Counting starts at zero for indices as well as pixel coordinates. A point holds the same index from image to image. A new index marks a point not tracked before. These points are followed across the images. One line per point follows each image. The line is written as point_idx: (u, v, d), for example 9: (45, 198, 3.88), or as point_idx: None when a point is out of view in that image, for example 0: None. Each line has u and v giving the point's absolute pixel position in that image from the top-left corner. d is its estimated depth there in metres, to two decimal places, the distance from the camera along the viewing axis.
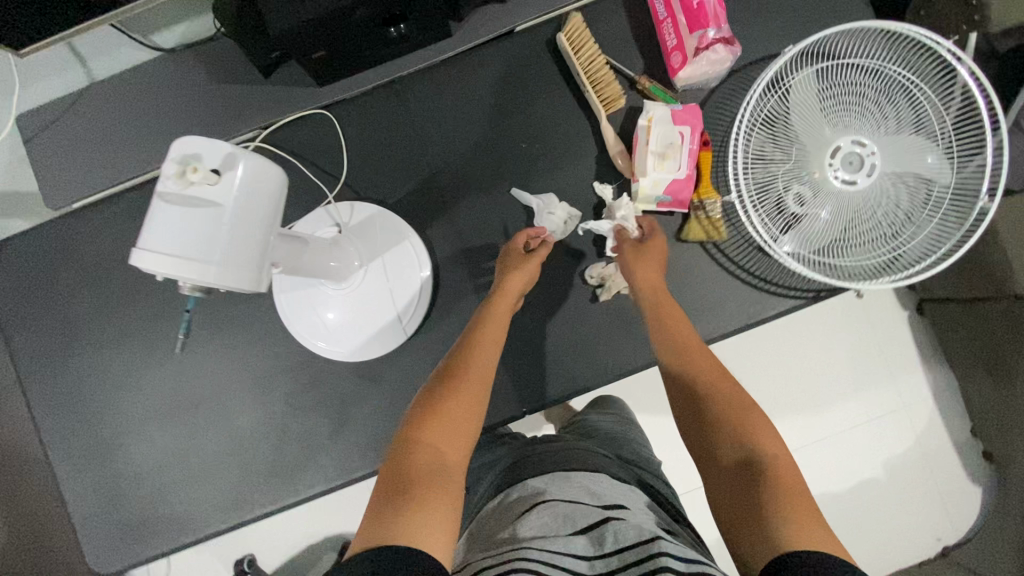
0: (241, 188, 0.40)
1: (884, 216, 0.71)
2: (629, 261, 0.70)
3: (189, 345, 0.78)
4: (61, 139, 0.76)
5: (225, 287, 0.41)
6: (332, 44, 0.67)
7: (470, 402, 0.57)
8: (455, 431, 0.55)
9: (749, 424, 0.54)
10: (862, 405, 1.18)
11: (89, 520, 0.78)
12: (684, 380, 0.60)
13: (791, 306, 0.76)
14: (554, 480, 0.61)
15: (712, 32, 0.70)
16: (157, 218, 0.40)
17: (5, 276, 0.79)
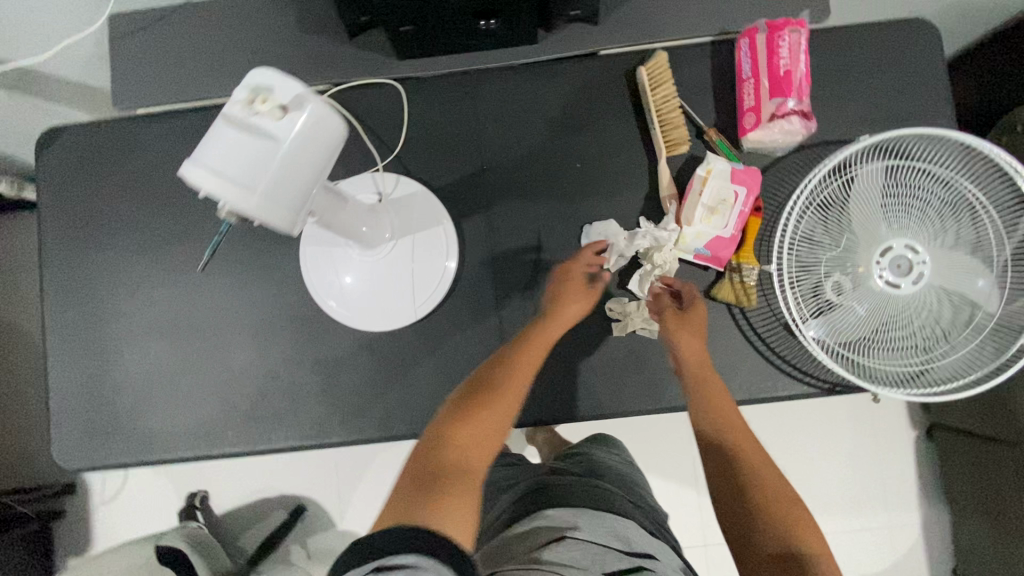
0: (302, 130, 0.41)
1: (919, 327, 0.69)
2: (670, 327, 0.71)
3: (205, 271, 0.78)
4: (142, 47, 0.78)
5: (260, 220, 0.42)
6: (420, 21, 0.68)
7: (499, 418, 0.61)
8: (478, 442, 0.59)
9: (788, 518, 0.60)
10: (848, 514, 1.14)
11: (61, 415, 0.77)
12: (721, 458, 0.66)
13: (803, 393, 0.74)
14: (568, 516, 0.63)
15: (791, 103, 0.69)
16: (214, 137, 0.40)
17: (52, 162, 0.80)
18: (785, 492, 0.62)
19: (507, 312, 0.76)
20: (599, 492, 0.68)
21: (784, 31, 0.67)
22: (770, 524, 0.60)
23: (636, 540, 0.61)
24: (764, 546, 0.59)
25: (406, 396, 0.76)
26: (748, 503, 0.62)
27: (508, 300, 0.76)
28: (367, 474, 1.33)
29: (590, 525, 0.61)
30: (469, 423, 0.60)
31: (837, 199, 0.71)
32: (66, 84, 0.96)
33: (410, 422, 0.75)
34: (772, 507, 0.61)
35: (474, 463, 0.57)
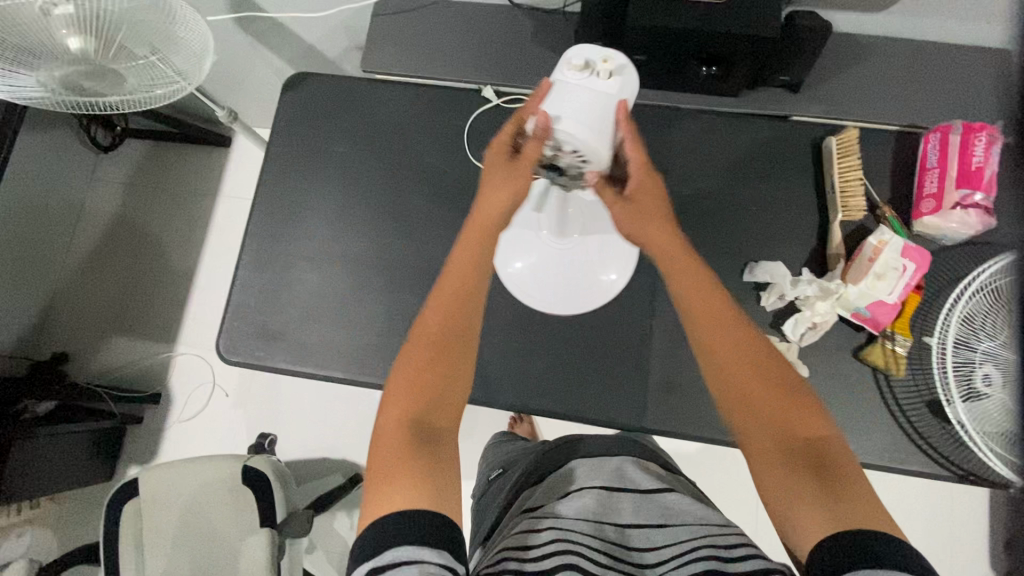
0: (618, 90, 0.61)
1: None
2: (627, 215, 0.65)
3: (397, 219, 0.87)
4: (401, 28, 0.91)
5: (583, 149, 0.60)
6: (651, 54, 0.79)
7: (423, 364, 0.60)
8: (412, 387, 0.59)
9: (785, 418, 0.55)
10: None
11: (240, 308, 0.86)
12: (722, 361, 0.59)
13: (933, 473, 0.75)
14: (583, 471, 0.69)
15: (978, 196, 0.73)
16: (561, 91, 0.61)
17: (295, 97, 0.92)
18: (771, 371, 0.58)
19: (659, 322, 0.81)
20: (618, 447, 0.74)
21: (981, 133, 0.73)
22: (760, 424, 0.56)
23: (652, 479, 0.67)
24: (764, 446, 0.55)
25: (547, 375, 0.80)
26: (734, 411, 0.58)
27: (663, 312, 0.81)
28: None
29: (603, 476, 0.68)
30: (400, 389, 0.59)
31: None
32: (301, 44, 1.11)
33: (546, 399, 0.79)
34: (762, 413, 0.56)
35: (439, 418, 0.58)
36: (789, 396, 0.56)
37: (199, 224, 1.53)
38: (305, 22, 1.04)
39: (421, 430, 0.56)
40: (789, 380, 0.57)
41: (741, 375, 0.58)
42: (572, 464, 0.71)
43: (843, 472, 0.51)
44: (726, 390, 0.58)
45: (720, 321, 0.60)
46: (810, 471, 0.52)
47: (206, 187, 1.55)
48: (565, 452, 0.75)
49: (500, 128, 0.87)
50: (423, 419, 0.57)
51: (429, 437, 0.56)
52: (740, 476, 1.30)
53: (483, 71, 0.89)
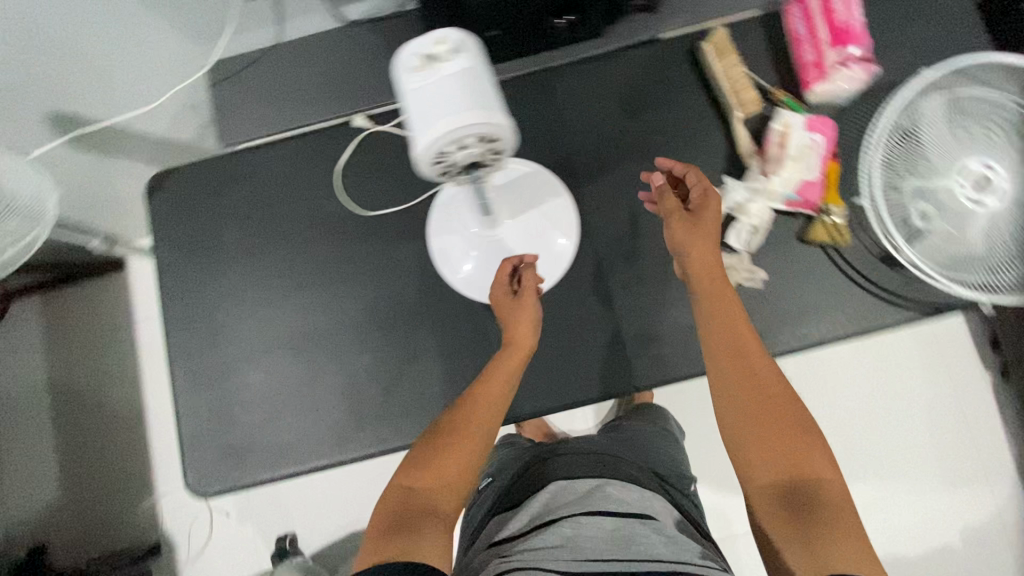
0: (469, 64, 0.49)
1: (993, 240, 0.73)
2: (679, 229, 0.71)
3: (319, 282, 0.81)
4: (243, 90, 0.85)
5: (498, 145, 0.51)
6: (505, 24, 0.77)
7: (463, 448, 0.63)
8: (439, 475, 0.61)
9: (796, 453, 0.59)
10: (948, 486, 1.27)
11: (196, 438, 0.79)
12: (749, 381, 0.63)
13: (910, 319, 0.77)
14: (569, 492, 0.74)
15: (853, 50, 0.75)
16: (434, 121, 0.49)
17: (165, 201, 0.85)
18: (785, 408, 0.62)
19: (613, 282, 0.79)
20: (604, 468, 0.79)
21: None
22: (770, 450, 0.59)
23: (628, 503, 0.71)
24: (766, 473, 0.58)
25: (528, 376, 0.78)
26: (738, 430, 0.62)
27: (612, 271, 0.80)
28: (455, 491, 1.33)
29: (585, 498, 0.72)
30: (443, 462, 0.61)
31: (911, 139, 0.76)
32: (151, 141, 1.03)
33: (534, 399, 0.77)
34: (776, 442, 0.59)
35: (440, 500, 0.59)
36: (798, 427, 0.60)
37: (128, 359, 1.42)
38: (142, 118, 0.95)
39: (417, 507, 0.57)
40: (792, 413, 0.62)
41: (752, 407, 0.62)
42: (568, 482, 0.77)
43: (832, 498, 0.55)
44: (735, 409, 0.63)
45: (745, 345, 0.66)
46: (804, 498, 0.55)
47: (119, 320, 1.43)
48: (541, 473, 0.79)
49: (389, 153, 0.84)
50: (429, 500, 0.59)
51: (425, 512, 0.57)
52: None
53: (344, 102, 0.84)
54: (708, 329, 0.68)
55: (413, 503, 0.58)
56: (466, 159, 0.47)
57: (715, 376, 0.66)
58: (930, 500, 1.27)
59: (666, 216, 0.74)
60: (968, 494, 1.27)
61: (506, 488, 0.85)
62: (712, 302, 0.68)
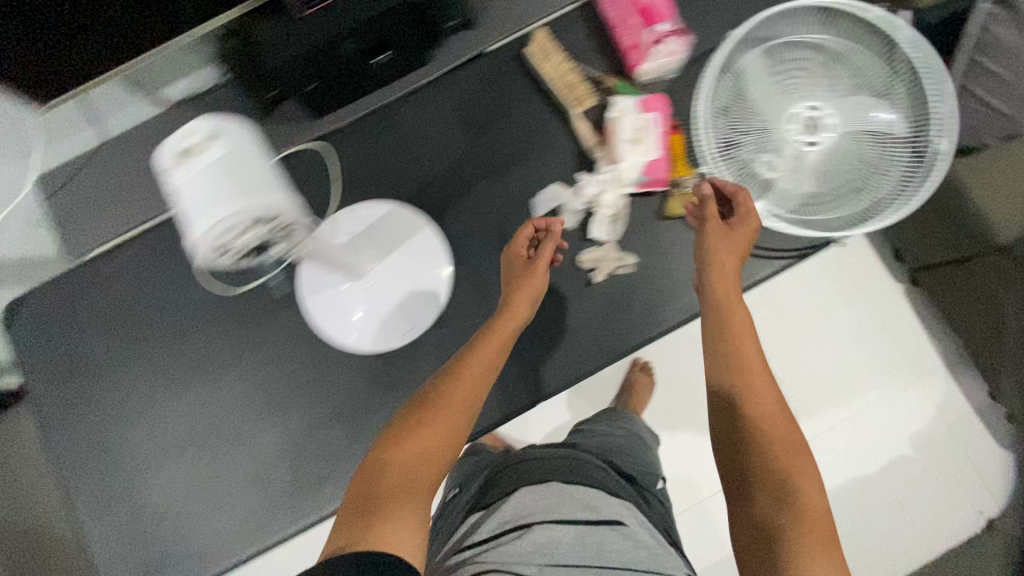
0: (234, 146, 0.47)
1: (837, 175, 0.76)
2: (713, 237, 0.69)
3: (201, 374, 0.79)
4: (80, 198, 0.81)
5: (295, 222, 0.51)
6: (322, 77, 0.74)
7: (451, 416, 0.60)
8: (421, 454, 0.57)
9: (789, 464, 0.56)
10: (889, 400, 1.33)
11: (114, 563, 0.77)
12: (747, 382, 0.61)
13: (782, 262, 0.79)
14: (553, 492, 0.69)
15: (663, 27, 0.76)
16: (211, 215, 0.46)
17: (26, 329, 0.81)
18: (785, 421, 0.59)
19: (494, 302, 0.79)
20: (580, 464, 0.75)
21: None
22: (766, 451, 0.56)
23: (602, 509, 0.68)
24: (763, 492, 0.54)
25: None
26: (758, 434, 0.57)
27: (490, 291, 0.79)
28: None
29: (563, 502, 0.67)
30: (422, 432, 0.59)
31: (741, 97, 0.78)
32: None
33: None
34: (771, 443, 0.57)
35: (423, 480, 0.57)
36: (802, 451, 0.57)
37: None
38: None
39: (399, 487, 0.55)
40: (798, 436, 0.58)
41: (767, 417, 0.59)
42: (549, 480, 0.71)
43: (824, 532, 0.51)
44: (753, 415, 0.58)
45: (752, 349, 0.63)
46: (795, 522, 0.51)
47: None
48: (513, 475, 0.75)
49: None
50: (412, 480, 0.56)
51: (405, 490, 0.54)
52: None
53: None
54: (718, 327, 0.65)
55: (391, 480, 0.55)
56: (254, 240, 0.46)
57: (723, 360, 0.63)
58: (875, 410, 1.33)
59: (700, 223, 0.72)
60: (908, 403, 1.33)
61: (477, 490, 0.79)
62: (724, 304, 0.66)
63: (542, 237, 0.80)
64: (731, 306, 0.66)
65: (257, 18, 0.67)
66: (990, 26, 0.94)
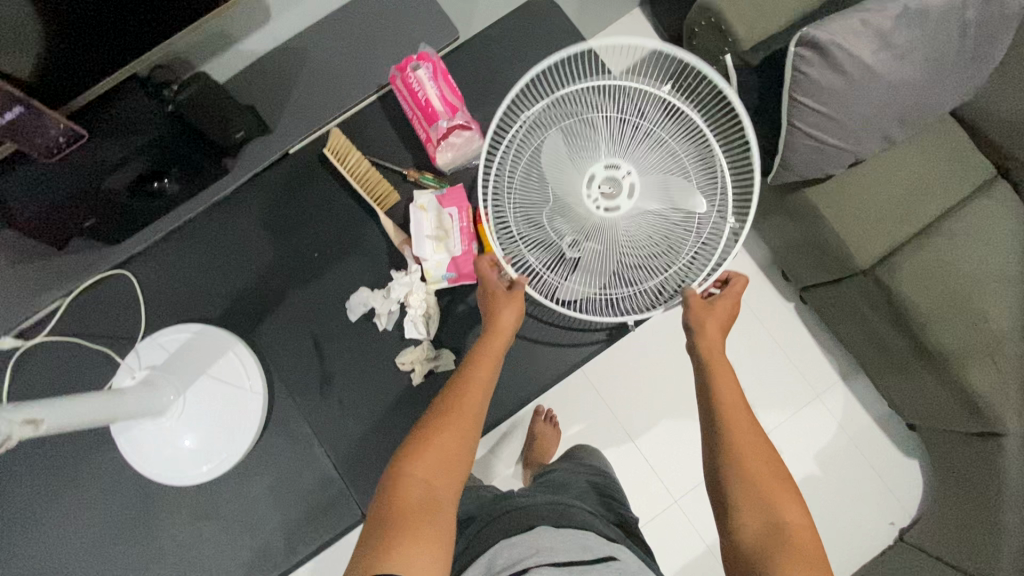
0: None
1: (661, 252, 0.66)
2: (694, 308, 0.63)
3: (9, 532, 0.74)
4: None
5: None
6: (97, 212, 0.74)
7: (460, 436, 0.59)
8: (440, 466, 0.57)
9: (778, 501, 0.52)
10: (794, 421, 1.32)
11: None
12: (739, 417, 0.57)
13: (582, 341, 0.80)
14: (546, 536, 0.64)
15: (444, 123, 0.75)
16: None
17: None
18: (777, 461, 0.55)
19: (318, 414, 0.78)
20: (567, 507, 0.72)
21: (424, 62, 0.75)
22: (757, 481, 0.54)
23: (597, 548, 0.64)
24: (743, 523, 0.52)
25: (259, 535, 0.76)
26: (733, 460, 0.55)
27: (313, 403, 0.78)
28: None
29: (555, 546, 0.62)
30: (437, 446, 0.58)
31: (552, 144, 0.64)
32: None
33: (276, 562, 0.75)
34: (758, 471, 0.54)
35: (438, 498, 0.56)
36: (788, 481, 0.54)
37: None
38: None
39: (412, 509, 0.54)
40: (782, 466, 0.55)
41: (753, 445, 0.56)
42: (537, 525, 0.67)
43: (810, 566, 0.48)
44: (734, 446, 0.56)
45: (732, 385, 0.60)
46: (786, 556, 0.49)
47: None
48: (498, 527, 0.70)
49: (46, 370, 0.77)
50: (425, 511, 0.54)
51: (422, 513, 0.54)
52: (578, 397, 1.31)
53: None
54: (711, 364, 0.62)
55: (410, 499, 0.54)
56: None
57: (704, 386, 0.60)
58: (780, 435, 1.31)
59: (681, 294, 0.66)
60: (811, 422, 1.32)
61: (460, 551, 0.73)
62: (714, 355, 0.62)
63: (361, 339, 0.79)
64: (707, 336, 0.62)
65: (2, 168, 0.65)
66: (801, 67, 0.88)
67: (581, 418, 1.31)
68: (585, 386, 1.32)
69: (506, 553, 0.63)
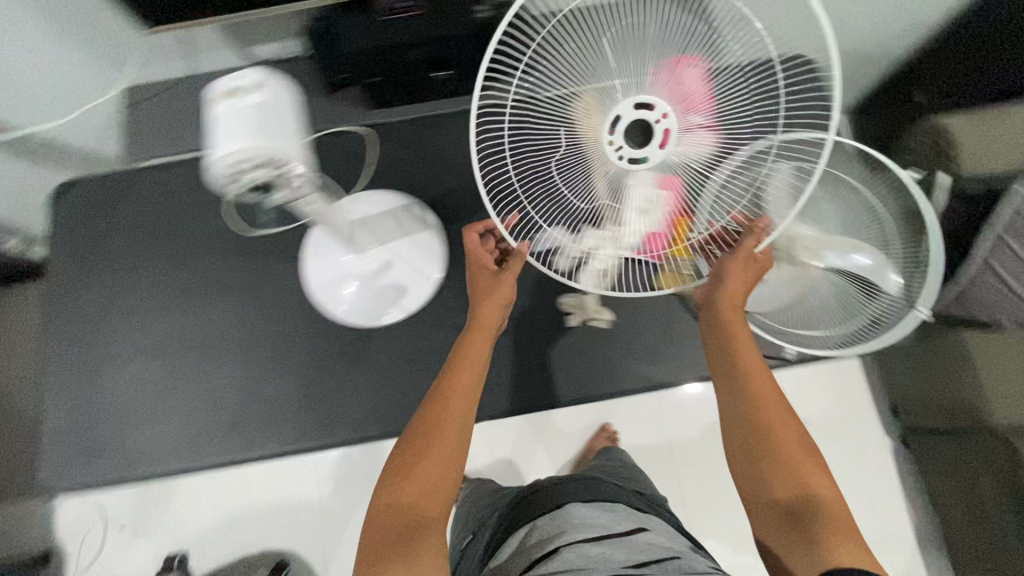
0: (273, 94, 0.54)
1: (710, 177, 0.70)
2: (733, 267, 0.66)
3: (195, 293, 0.87)
4: (160, 118, 0.94)
5: (291, 158, 0.53)
6: (384, 73, 0.84)
7: (449, 450, 0.57)
8: (428, 478, 0.55)
9: (801, 468, 0.55)
10: None
11: (62, 433, 0.84)
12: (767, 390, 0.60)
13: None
14: (574, 512, 0.65)
15: (697, 117, 0.63)
16: (227, 126, 0.51)
17: (67, 208, 0.90)
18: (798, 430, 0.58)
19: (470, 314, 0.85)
20: (587, 481, 0.73)
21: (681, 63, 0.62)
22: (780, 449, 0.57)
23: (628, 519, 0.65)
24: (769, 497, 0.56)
25: (386, 395, 0.83)
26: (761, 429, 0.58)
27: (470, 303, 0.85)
28: None
29: (587, 520, 0.63)
30: (419, 467, 0.56)
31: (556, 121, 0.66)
32: None
33: (383, 421, 0.83)
34: (783, 439, 0.57)
35: (424, 514, 0.54)
36: (810, 448, 0.57)
37: None
38: None
39: (404, 525, 0.52)
40: (808, 442, 0.58)
41: (778, 413, 0.59)
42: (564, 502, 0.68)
43: (843, 522, 0.53)
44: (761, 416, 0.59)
45: (755, 357, 0.63)
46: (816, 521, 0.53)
47: None
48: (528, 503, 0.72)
49: None
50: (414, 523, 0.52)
51: (410, 524, 0.53)
52: None
53: None
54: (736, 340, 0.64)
55: (398, 518, 0.53)
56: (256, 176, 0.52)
57: (729, 367, 0.63)
58: None
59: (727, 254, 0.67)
60: None
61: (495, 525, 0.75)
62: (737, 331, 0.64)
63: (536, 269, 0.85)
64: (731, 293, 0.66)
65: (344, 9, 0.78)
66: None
67: None
68: None
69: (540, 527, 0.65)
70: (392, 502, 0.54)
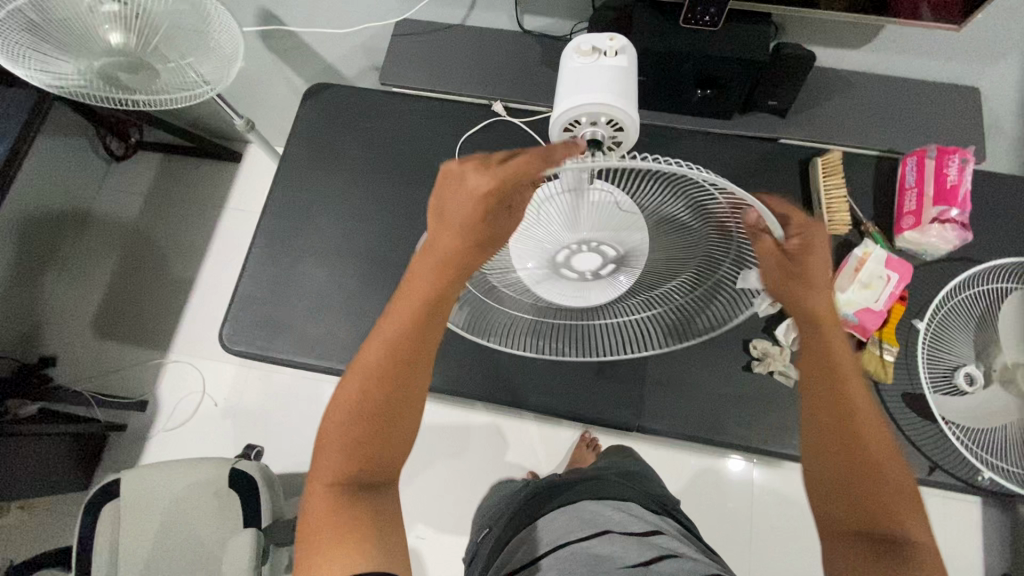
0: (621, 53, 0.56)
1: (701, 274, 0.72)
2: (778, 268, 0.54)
3: (403, 220, 0.92)
4: (413, 46, 0.96)
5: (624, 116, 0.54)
6: (648, 78, 0.85)
7: (407, 402, 0.55)
8: (392, 434, 0.55)
9: (890, 510, 0.51)
10: None
11: (248, 301, 0.89)
12: (851, 416, 0.54)
13: (907, 459, 0.78)
14: (588, 507, 0.67)
15: (953, 212, 0.80)
16: (575, 80, 0.55)
17: (317, 110, 0.98)
18: (888, 464, 0.53)
19: None
20: (605, 482, 0.75)
21: (954, 155, 0.79)
22: (865, 485, 0.52)
23: (642, 518, 0.66)
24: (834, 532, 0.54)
25: (549, 373, 0.83)
26: (843, 461, 0.53)
27: None
28: (422, 473, 1.31)
29: (596, 516, 0.65)
30: (356, 424, 0.53)
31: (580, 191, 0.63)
32: (322, 63, 1.15)
33: (540, 395, 0.82)
34: (873, 471, 0.52)
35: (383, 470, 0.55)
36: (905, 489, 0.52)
37: (205, 232, 1.58)
38: (325, 39, 1.07)
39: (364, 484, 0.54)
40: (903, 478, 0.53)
41: (872, 439, 0.53)
42: (581, 498, 0.69)
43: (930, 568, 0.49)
44: (844, 445, 0.53)
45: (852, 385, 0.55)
46: (889, 550, 0.50)
47: (214, 203, 1.60)
48: (553, 492, 0.74)
49: (505, 142, 0.94)
50: (380, 459, 0.54)
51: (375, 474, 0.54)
52: (733, 496, 1.27)
53: (487, 87, 0.94)
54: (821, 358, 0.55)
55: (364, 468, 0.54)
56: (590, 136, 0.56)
57: (815, 381, 0.56)
58: None
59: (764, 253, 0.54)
60: None
61: (513, 511, 0.80)
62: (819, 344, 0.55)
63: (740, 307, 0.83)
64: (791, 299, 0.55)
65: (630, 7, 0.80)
66: None
67: (723, 520, 1.26)
68: (746, 499, 1.27)
69: (552, 514, 0.68)
70: (351, 450, 0.53)
